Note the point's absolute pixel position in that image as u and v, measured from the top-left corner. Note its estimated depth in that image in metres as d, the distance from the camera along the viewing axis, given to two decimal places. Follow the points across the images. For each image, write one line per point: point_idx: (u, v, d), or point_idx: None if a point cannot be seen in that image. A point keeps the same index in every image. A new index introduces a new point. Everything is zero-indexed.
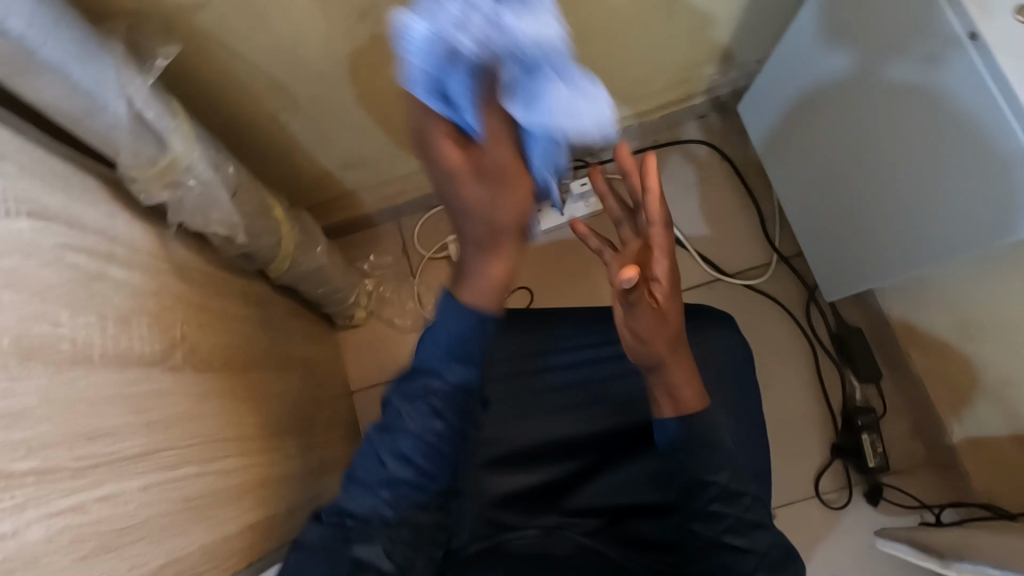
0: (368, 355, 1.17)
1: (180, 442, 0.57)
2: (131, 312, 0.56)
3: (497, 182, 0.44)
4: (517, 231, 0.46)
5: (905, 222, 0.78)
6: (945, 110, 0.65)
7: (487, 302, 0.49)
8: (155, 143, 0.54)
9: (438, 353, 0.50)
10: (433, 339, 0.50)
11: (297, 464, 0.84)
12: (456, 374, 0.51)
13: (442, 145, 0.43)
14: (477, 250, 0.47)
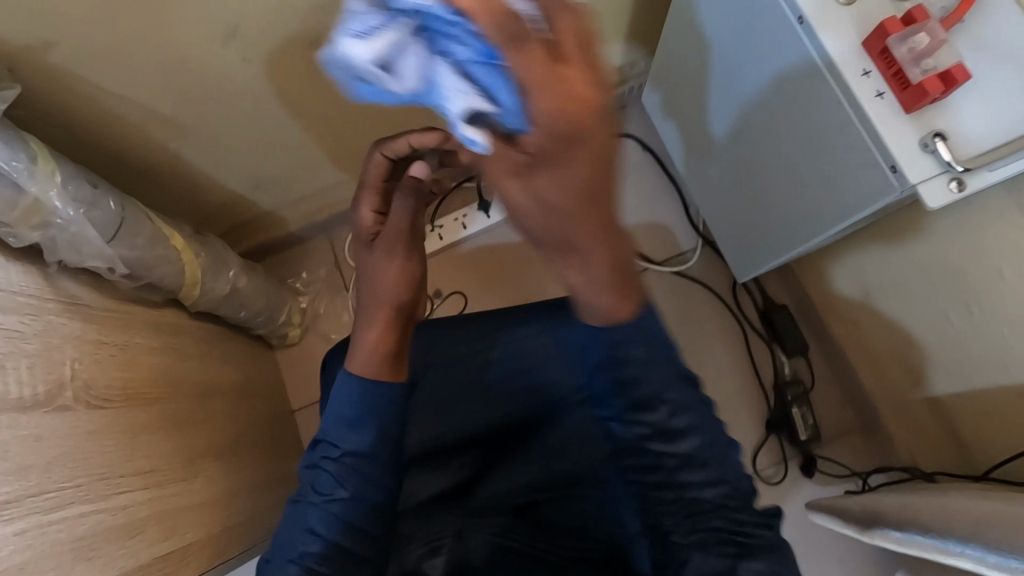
0: (308, 372, 1.17)
1: (67, 482, 0.58)
2: (6, 357, 0.57)
3: (385, 251, 0.58)
4: (395, 304, 0.58)
5: (778, 210, 0.72)
6: (802, 108, 0.58)
7: (370, 368, 0.57)
8: (11, 187, 0.55)
9: (338, 426, 0.56)
10: (333, 413, 0.57)
11: (225, 488, 0.84)
12: (352, 441, 0.56)
13: (366, 216, 0.60)
14: (362, 321, 0.58)
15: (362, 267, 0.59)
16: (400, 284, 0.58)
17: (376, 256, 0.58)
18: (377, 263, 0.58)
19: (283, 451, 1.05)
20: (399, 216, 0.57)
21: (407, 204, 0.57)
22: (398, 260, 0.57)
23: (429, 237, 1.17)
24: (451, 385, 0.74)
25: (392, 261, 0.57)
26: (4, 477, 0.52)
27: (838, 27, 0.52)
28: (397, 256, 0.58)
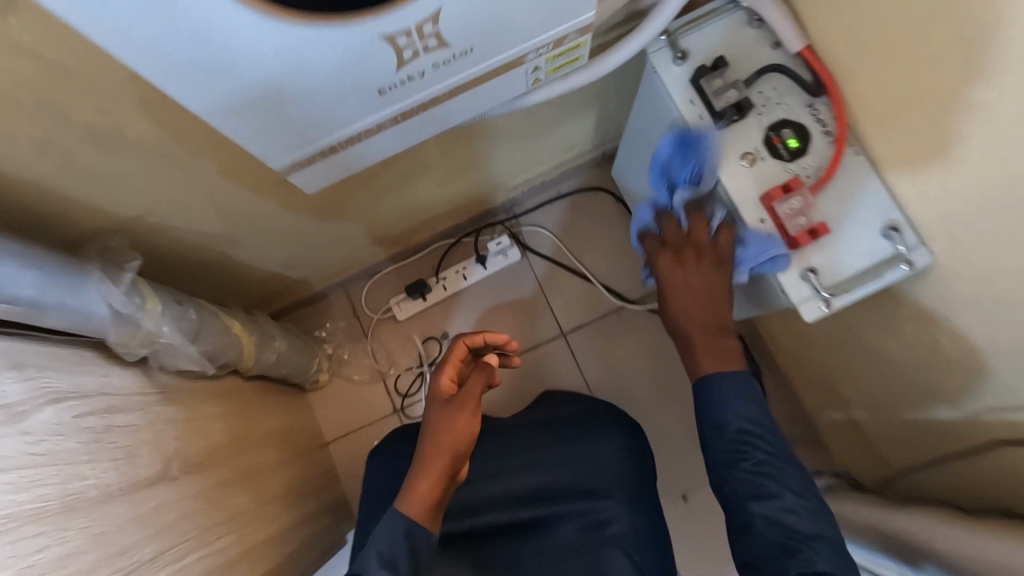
0: (337, 409, 1.36)
1: (183, 536, 0.78)
2: (134, 447, 0.76)
3: (455, 407, 0.72)
4: (450, 456, 0.69)
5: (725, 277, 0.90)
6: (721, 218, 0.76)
7: (417, 513, 0.67)
8: (134, 324, 0.73)
9: (371, 554, 0.64)
10: (370, 543, 0.65)
11: (286, 520, 1.04)
12: (378, 575, 0.63)
13: (440, 383, 0.76)
14: (418, 464, 0.70)
15: (433, 420, 0.71)
16: (462, 440, 0.70)
17: (446, 408, 0.72)
18: (446, 420, 0.71)
19: (323, 480, 1.25)
20: (473, 386, 0.73)
21: (479, 381, 0.73)
22: (467, 417, 0.71)
23: (435, 288, 1.36)
24: (491, 481, 0.88)
25: (461, 422, 0.70)
26: (144, 540, 0.71)
27: (732, 164, 0.70)
28: (465, 419, 0.71)
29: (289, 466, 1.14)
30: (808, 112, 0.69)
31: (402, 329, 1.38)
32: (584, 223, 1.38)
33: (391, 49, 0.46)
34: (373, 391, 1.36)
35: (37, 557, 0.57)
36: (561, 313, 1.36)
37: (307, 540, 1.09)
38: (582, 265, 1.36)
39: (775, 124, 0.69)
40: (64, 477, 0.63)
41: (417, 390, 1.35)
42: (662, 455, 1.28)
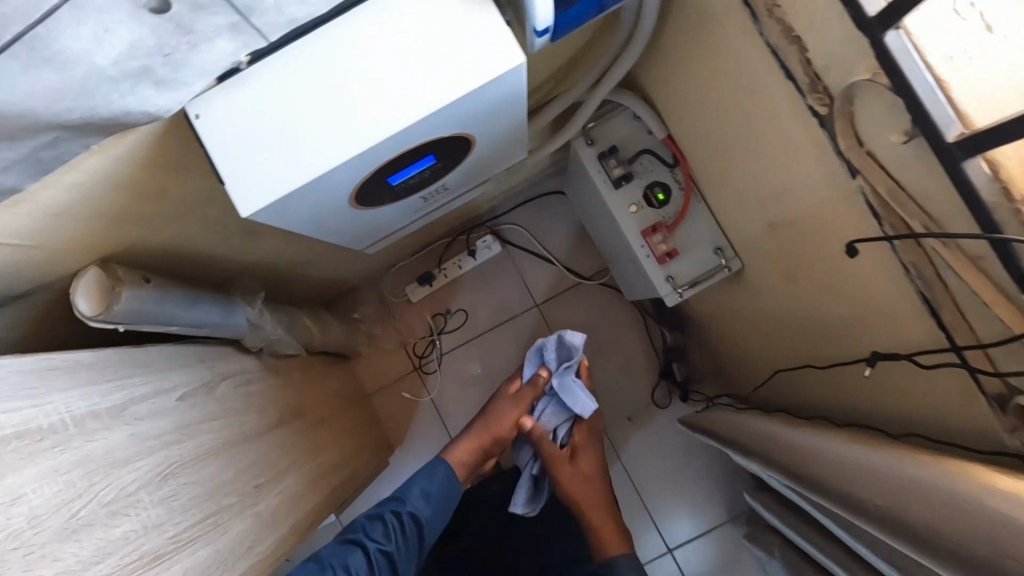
0: (370, 370, 1.82)
1: (301, 456, 1.25)
2: (266, 404, 1.22)
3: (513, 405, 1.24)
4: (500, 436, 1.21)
5: (633, 276, 1.34)
6: (623, 243, 1.18)
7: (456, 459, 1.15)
8: (258, 326, 1.17)
9: (411, 491, 1.03)
10: (411, 482, 1.05)
11: (351, 449, 1.52)
12: (412, 505, 1.01)
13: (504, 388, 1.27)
14: (472, 433, 1.20)
15: (494, 418, 1.22)
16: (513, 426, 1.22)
17: (509, 407, 1.24)
18: (501, 415, 1.22)
19: (369, 421, 1.72)
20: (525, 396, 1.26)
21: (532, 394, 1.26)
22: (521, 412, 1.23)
23: (438, 277, 1.79)
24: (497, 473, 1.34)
25: (508, 416, 1.21)
26: (285, 458, 1.19)
27: (626, 212, 1.12)
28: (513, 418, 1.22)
29: (348, 412, 1.61)
30: (671, 175, 1.12)
31: (416, 309, 1.82)
32: (549, 220, 1.80)
33: (422, 198, 0.84)
34: (397, 356, 1.82)
35: (242, 466, 1.03)
36: (534, 290, 1.80)
37: (366, 461, 1.58)
38: (549, 252, 1.80)
39: (650, 184, 1.11)
40: (242, 424, 1.10)
41: (429, 353, 1.81)
42: (612, 387, 1.77)
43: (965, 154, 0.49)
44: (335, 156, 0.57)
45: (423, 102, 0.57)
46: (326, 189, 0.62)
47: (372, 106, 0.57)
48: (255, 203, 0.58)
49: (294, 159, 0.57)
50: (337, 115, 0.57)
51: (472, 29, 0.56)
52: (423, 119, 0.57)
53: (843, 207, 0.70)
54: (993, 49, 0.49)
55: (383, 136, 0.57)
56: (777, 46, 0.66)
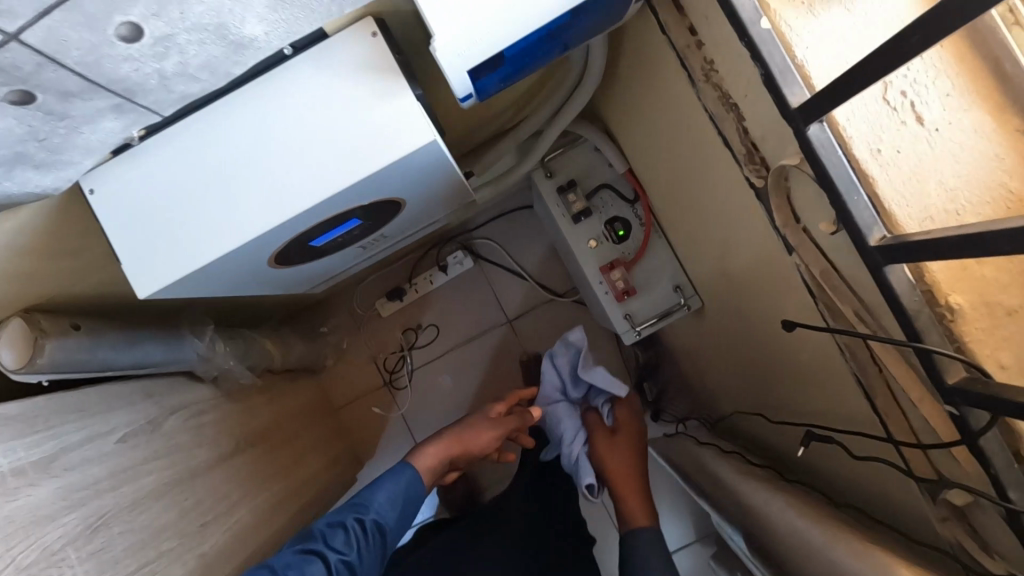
0: (340, 384, 1.80)
1: (254, 485, 1.22)
2: (218, 433, 1.19)
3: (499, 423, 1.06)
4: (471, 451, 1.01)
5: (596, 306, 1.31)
6: (584, 277, 1.15)
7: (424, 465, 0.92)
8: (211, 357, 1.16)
9: (377, 501, 0.81)
10: (374, 494, 0.82)
11: (315, 468, 1.49)
12: (377, 513, 0.79)
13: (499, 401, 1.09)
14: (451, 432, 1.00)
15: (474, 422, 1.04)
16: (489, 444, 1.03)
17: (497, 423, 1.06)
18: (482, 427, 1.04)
19: (337, 436, 1.69)
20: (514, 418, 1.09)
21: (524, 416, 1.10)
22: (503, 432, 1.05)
23: (409, 292, 1.77)
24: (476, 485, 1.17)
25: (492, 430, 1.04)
26: (234, 490, 1.15)
27: (585, 247, 1.09)
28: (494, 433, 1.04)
29: (315, 429, 1.59)
30: (631, 210, 1.08)
31: (387, 323, 1.80)
32: (522, 235, 1.77)
33: (359, 249, 0.81)
34: (367, 370, 1.79)
35: (182, 504, 1.01)
36: (507, 305, 1.77)
37: (330, 479, 1.55)
38: (522, 267, 1.76)
39: (609, 219, 1.08)
40: (187, 459, 1.07)
41: (400, 368, 1.79)
42: None
43: (893, 254, 0.45)
44: (235, 236, 0.54)
45: (325, 182, 0.54)
46: (233, 263, 0.59)
47: (272, 184, 0.54)
48: (152, 284, 0.55)
49: (194, 239, 0.55)
50: (236, 194, 0.54)
51: (375, 104, 0.53)
52: (327, 198, 0.54)
53: (783, 275, 0.67)
54: (923, 145, 0.48)
55: (285, 216, 0.54)
56: (713, 112, 0.62)
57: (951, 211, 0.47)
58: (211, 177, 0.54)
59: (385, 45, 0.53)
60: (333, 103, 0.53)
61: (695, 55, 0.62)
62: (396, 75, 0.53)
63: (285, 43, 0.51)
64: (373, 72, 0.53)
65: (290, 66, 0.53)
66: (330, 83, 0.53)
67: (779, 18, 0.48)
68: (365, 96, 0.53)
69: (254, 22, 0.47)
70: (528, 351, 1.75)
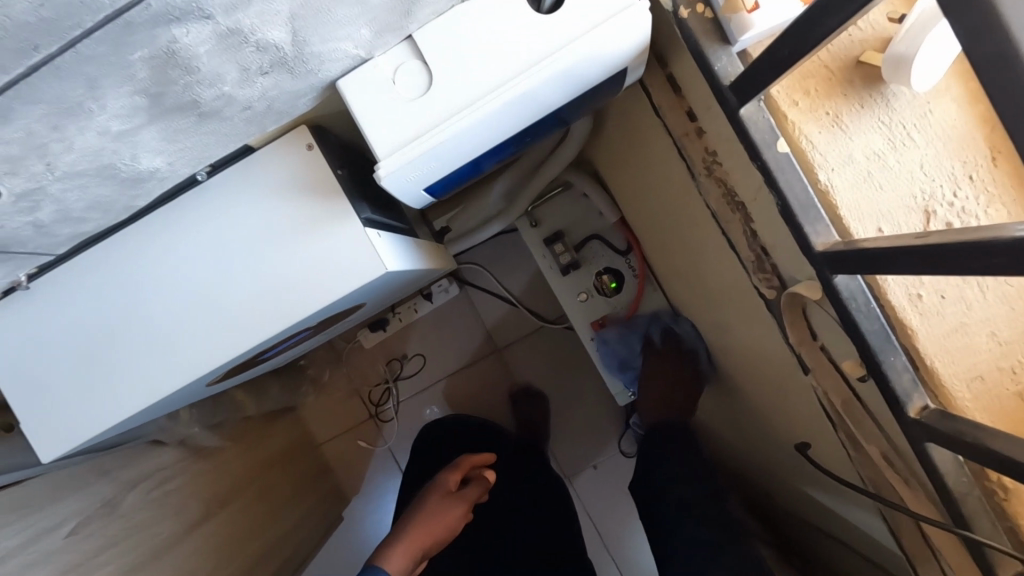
0: (324, 417, 1.72)
1: (229, 551, 1.14)
2: (189, 499, 1.10)
3: (451, 505, 0.97)
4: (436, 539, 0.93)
5: None
6: None
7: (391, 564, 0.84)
8: (173, 424, 1.13)
9: None
10: None
11: (297, 516, 1.41)
12: None
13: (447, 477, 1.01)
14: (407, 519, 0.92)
15: (429, 511, 0.94)
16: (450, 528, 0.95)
17: (449, 506, 0.97)
18: (439, 513, 0.94)
19: (320, 475, 1.62)
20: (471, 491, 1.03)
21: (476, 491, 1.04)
22: (460, 510, 0.98)
23: (392, 321, 1.69)
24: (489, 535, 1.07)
25: (449, 515, 0.95)
26: (207, 561, 1.07)
27: (576, 297, 1.00)
28: (454, 514, 0.96)
29: (298, 471, 1.51)
30: (624, 261, 1.00)
31: (370, 354, 1.72)
32: (508, 259, 1.67)
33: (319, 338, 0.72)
34: (351, 403, 1.72)
35: None
36: (494, 332, 1.69)
37: (312, 527, 1.47)
38: (510, 292, 1.67)
39: (600, 272, 0.99)
40: (151, 538, 0.99)
41: (386, 401, 1.71)
42: (578, 436, 1.66)
43: (953, 432, 0.36)
44: (143, 396, 0.45)
45: (248, 330, 0.44)
46: (149, 411, 0.50)
47: (185, 334, 0.45)
48: (47, 452, 0.46)
49: (92, 399, 0.45)
50: (141, 346, 0.45)
51: (305, 237, 0.44)
52: (251, 348, 0.45)
53: (793, 382, 0.59)
54: (968, 290, 0.39)
55: (200, 371, 0.45)
56: (715, 209, 0.54)
57: (1005, 369, 0.39)
58: (112, 326, 0.45)
59: (324, 158, 0.44)
60: (255, 236, 0.44)
61: (694, 144, 0.53)
62: (339, 194, 0.44)
63: (196, 167, 0.42)
64: (306, 193, 0.44)
65: (207, 191, 0.45)
66: (254, 208, 0.44)
67: (798, 134, 0.40)
68: (295, 226, 0.44)
69: (149, 156, 0.38)
70: (517, 379, 1.68)
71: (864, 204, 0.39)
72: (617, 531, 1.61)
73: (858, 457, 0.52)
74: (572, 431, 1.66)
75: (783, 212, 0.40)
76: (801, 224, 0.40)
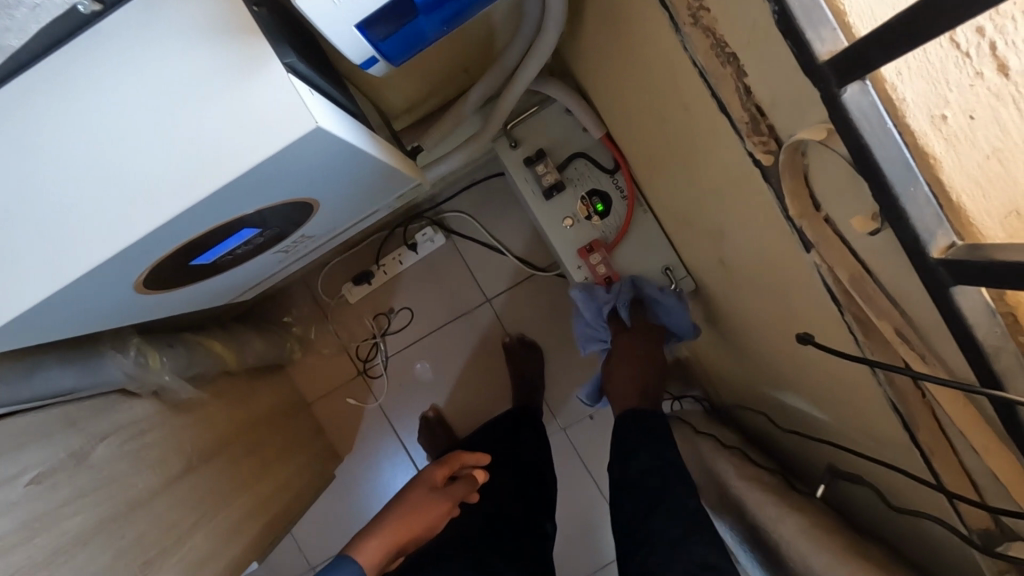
0: (312, 376, 1.68)
1: (212, 504, 1.10)
2: (166, 450, 1.05)
3: (435, 501, 0.97)
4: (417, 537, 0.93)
5: None
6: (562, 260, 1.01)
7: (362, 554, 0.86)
8: (142, 372, 1.07)
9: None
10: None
11: (286, 472, 1.37)
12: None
13: (434, 473, 1.01)
14: (386, 512, 0.94)
15: (411, 503, 0.95)
16: (434, 523, 0.95)
17: (432, 502, 0.96)
18: (419, 507, 0.95)
19: (310, 433, 1.57)
20: (461, 489, 1.01)
21: (467, 490, 1.02)
22: (444, 508, 0.97)
23: (377, 274, 1.63)
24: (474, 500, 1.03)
25: (429, 511, 0.95)
26: (187, 514, 1.03)
27: (560, 224, 0.94)
28: (437, 509, 0.96)
29: (286, 429, 1.46)
30: (611, 182, 0.93)
31: (356, 309, 1.66)
32: (495, 206, 1.61)
33: (276, 254, 0.66)
34: (339, 360, 1.67)
35: (118, 542, 0.88)
36: (483, 283, 1.63)
37: (302, 484, 1.43)
38: (500, 240, 1.61)
39: (586, 194, 0.93)
40: (125, 488, 0.94)
41: (374, 356, 1.66)
42: (573, 386, 1.61)
43: (987, 267, 0.30)
44: (39, 286, 0.40)
45: (155, 205, 0.38)
46: (58, 312, 0.44)
47: (84, 211, 0.39)
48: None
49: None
50: (34, 227, 0.39)
51: (218, 89, 0.38)
52: (161, 227, 0.39)
53: (796, 271, 0.53)
54: (1002, 110, 0.33)
55: (104, 256, 0.39)
56: (704, 66, 0.47)
57: None
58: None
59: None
60: (160, 90, 0.38)
61: None
62: (258, 35, 0.38)
63: None
64: (220, 36, 0.38)
65: (104, 39, 0.39)
66: (160, 56, 0.38)
67: None
68: (207, 76, 0.38)
69: None
70: (509, 331, 1.63)
71: (880, 4, 0.31)
72: (614, 481, 1.58)
73: (866, 341, 0.47)
74: (566, 382, 1.61)
75: (781, 21, 0.33)
76: (803, 31, 0.32)
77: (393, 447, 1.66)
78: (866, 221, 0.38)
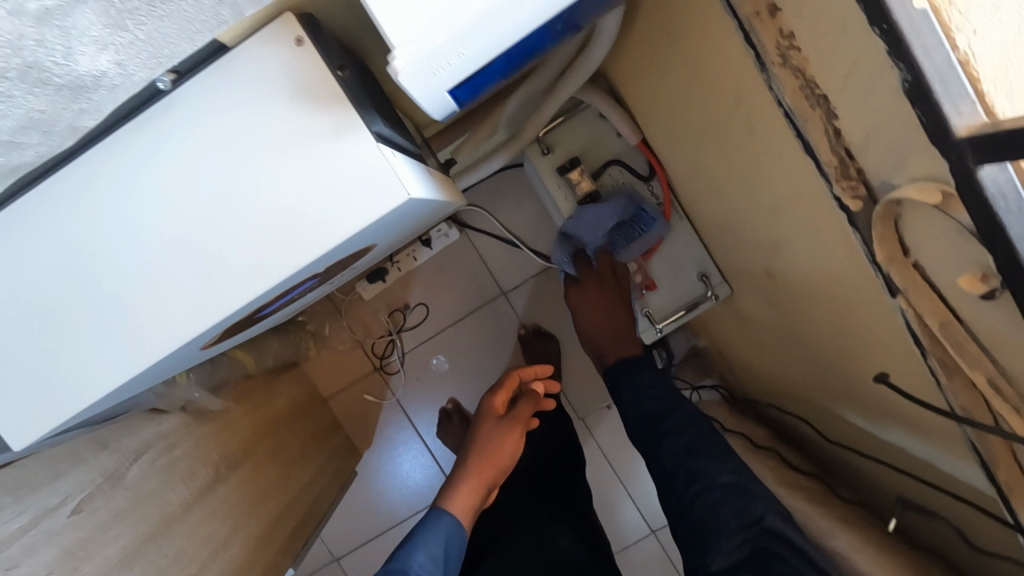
0: (329, 373, 1.67)
1: (243, 512, 1.09)
2: (197, 463, 1.04)
3: (507, 425, 0.93)
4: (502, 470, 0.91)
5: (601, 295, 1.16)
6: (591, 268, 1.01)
7: (458, 504, 0.82)
8: (169, 387, 1.06)
9: (420, 556, 0.73)
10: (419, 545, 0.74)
11: (310, 473, 1.36)
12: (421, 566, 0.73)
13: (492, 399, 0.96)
14: (465, 453, 0.89)
15: (487, 438, 0.90)
16: (514, 448, 0.92)
17: (503, 427, 0.93)
18: (497, 441, 0.90)
19: (329, 430, 1.56)
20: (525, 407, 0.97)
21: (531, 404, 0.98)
22: (518, 430, 0.94)
23: (391, 270, 1.61)
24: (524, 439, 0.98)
25: (509, 441, 0.91)
26: (219, 525, 1.02)
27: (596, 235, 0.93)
28: (512, 435, 0.92)
29: (307, 429, 1.45)
30: (647, 188, 0.92)
31: (370, 305, 1.64)
32: (510, 198, 1.58)
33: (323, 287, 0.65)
34: (354, 356, 1.66)
35: (161, 562, 0.87)
36: (498, 276, 1.61)
37: (325, 482, 1.43)
38: (516, 232, 1.59)
39: (621, 201, 0.92)
40: (162, 506, 0.92)
41: (391, 353, 1.65)
42: (590, 376, 1.61)
43: None
44: (130, 360, 0.40)
45: (239, 282, 0.38)
46: (138, 380, 0.44)
47: (167, 290, 0.39)
48: (21, 434, 0.41)
49: (76, 363, 0.40)
50: (119, 303, 0.39)
51: (302, 163, 0.38)
52: (244, 305, 0.39)
53: (874, 305, 0.53)
54: None
55: (189, 333, 0.39)
56: (792, 108, 0.46)
57: None
58: (81, 282, 0.40)
59: (321, 59, 0.38)
60: (243, 164, 0.38)
61: (766, 27, 0.45)
62: (343, 103, 0.38)
63: (157, 71, 0.37)
64: (309, 102, 0.38)
65: (180, 113, 0.38)
66: (245, 129, 0.38)
67: None
68: (291, 146, 0.38)
69: (90, 54, 0.33)
70: (526, 324, 1.62)
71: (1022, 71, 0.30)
72: (632, 467, 1.60)
73: (950, 384, 0.46)
74: (583, 373, 1.61)
75: (914, 89, 0.32)
76: (938, 104, 0.31)
77: (412, 441, 1.66)
78: (975, 283, 0.37)
